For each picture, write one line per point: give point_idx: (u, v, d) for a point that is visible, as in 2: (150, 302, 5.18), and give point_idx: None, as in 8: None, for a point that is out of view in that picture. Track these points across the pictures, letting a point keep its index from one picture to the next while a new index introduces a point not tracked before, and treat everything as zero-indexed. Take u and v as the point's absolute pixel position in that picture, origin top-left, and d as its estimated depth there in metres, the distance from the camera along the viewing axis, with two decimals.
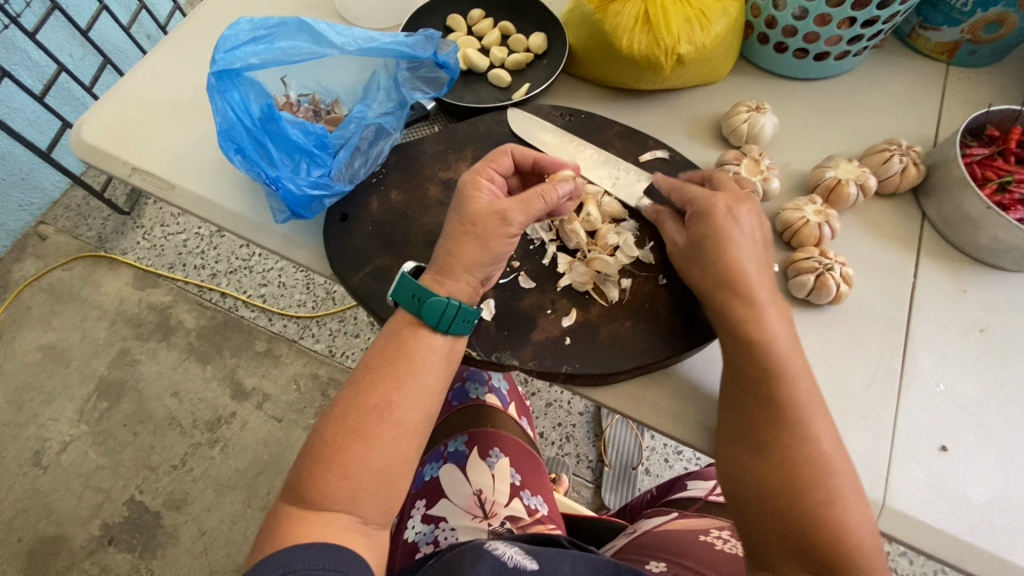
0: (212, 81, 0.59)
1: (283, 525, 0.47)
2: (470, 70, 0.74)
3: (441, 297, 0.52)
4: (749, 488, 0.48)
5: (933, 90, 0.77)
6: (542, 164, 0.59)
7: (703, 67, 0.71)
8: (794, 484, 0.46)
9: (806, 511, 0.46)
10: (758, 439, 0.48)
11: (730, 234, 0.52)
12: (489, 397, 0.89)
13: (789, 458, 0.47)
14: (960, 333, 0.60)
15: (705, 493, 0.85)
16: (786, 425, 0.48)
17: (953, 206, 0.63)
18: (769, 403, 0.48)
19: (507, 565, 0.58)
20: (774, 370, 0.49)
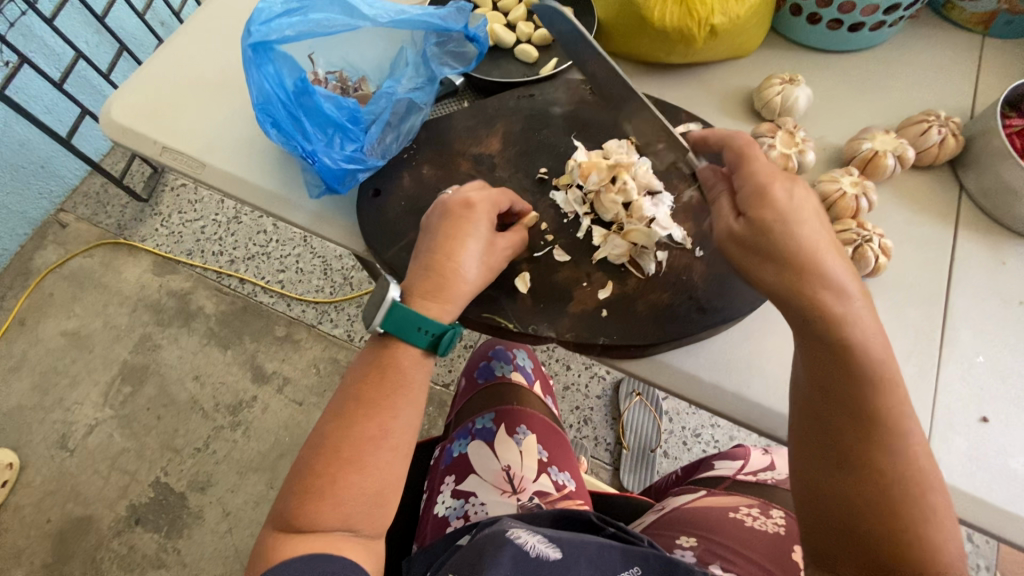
0: (248, 54, 0.59)
1: (320, 496, 0.48)
2: (496, 46, 0.73)
3: (450, 326, 0.53)
4: (829, 502, 0.45)
5: (969, 61, 0.75)
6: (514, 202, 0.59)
7: (734, 40, 0.70)
8: (884, 495, 0.43)
9: (892, 527, 0.43)
10: (845, 446, 0.45)
11: (808, 217, 0.48)
12: (515, 375, 0.90)
13: (878, 472, 0.44)
14: (1000, 306, 0.59)
15: (733, 472, 0.85)
16: (878, 434, 0.44)
17: (993, 177, 0.62)
18: (861, 413, 0.45)
19: (530, 556, 0.57)
20: (867, 378, 0.45)
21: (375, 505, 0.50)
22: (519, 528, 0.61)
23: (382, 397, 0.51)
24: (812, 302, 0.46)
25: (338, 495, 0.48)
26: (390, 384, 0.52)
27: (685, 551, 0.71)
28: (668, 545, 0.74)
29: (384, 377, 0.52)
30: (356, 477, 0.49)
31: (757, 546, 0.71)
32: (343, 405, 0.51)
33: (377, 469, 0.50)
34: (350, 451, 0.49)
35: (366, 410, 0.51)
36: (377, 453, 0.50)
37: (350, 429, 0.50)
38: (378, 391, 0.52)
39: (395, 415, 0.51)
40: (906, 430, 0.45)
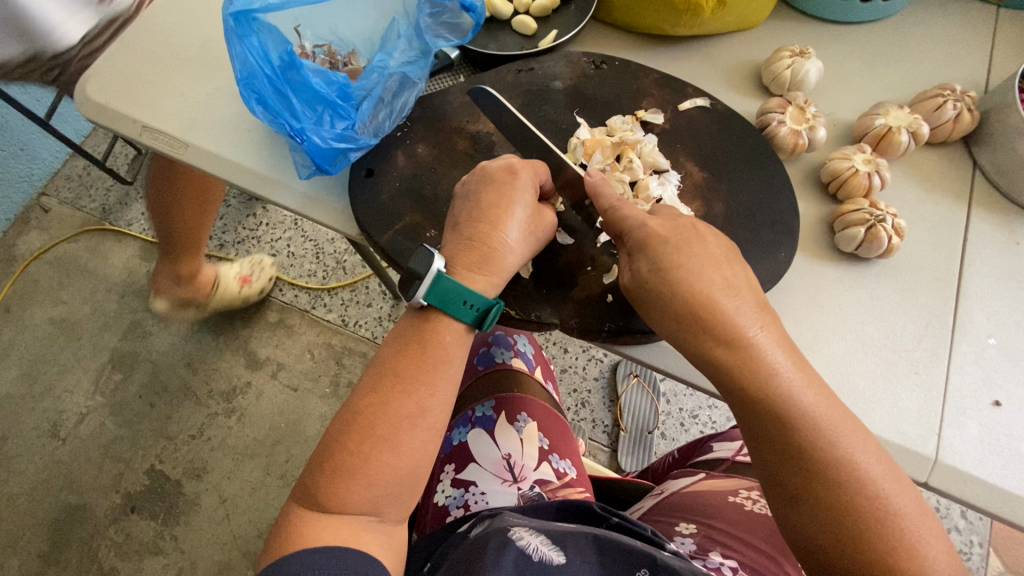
0: (229, 25, 0.53)
1: (349, 476, 0.47)
2: (493, 17, 0.70)
3: (497, 302, 0.51)
4: (799, 539, 0.44)
5: (983, 31, 0.72)
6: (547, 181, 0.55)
7: (744, 10, 0.67)
8: (840, 531, 0.42)
9: (861, 561, 0.41)
10: (785, 484, 0.44)
11: (686, 252, 0.48)
12: (515, 361, 0.88)
13: (828, 505, 0.42)
14: (1012, 286, 0.58)
15: (732, 453, 0.83)
16: (810, 465, 0.43)
17: (1008, 154, 0.60)
18: (791, 446, 0.44)
19: (532, 559, 0.56)
20: (783, 410, 0.44)
21: (402, 488, 0.49)
22: (523, 526, 0.60)
23: (421, 373, 0.50)
24: (709, 347, 0.46)
25: (369, 476, 0.47)
26: (432, 361, 0.50)
27: (684, 539, 0.71)
28: (668, 532, 0.74)
29: (404, 356, 0.51)
30: (390, 457, 0.48)
31: (759, 531, 0.70)
32: (380, 381, 0.50)
33: (410, 452, 0.49)
34: (386, 429, 0.48)
35: (406, 386, 0.49)
36: (413, 433, 0.49)
37: (384, 407, 0.49)
38: (410, 367, 0.50)
39: (435, 392, 0.50)
40: (844, 456, 0.43)
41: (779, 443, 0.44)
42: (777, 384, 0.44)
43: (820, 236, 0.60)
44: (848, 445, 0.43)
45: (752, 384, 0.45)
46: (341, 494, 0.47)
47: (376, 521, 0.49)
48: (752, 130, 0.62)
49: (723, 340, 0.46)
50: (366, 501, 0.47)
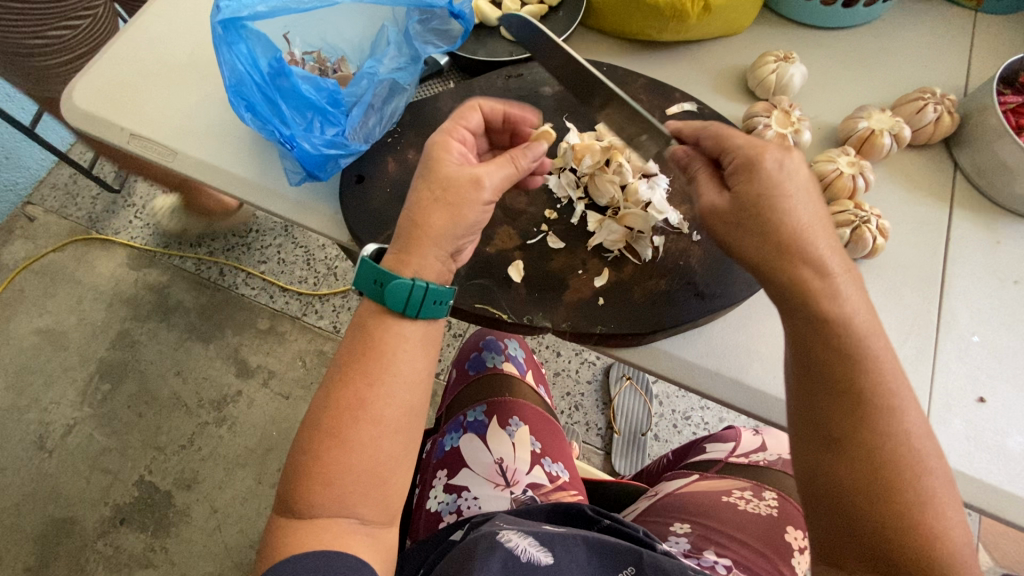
0: (218, 32, 0.54)
1: (308, 479, 0.45)
2: (482, 24, 0.70)
3: (405, 279, 0.46)
4: (828, 487, 0.42)
5: (960, 35, 0.74)
6: (510, 116, 0.55)
7: (729, 15, 0.68)
8: (879, 478, 0.41)
9: (892, 513, 0.40)
10: (830, 428, 0.42)
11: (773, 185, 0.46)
12: (507, 365, 0.88)
13: (872, 452, 0.41)
14: (994, 284, 0.59)
15: (725, 455, 0.83)
16: (865, 410, 0.41)
17: (987, 155, 0.61)
18: (848, 388, 0.42)
19: (521, 560, 0.56)
20: (846, 350, 0.42)
21: (370, 486, 0.46)
22: (512, 530, 0.60)
23: (357, 361, 0.47)
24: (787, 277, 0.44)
25: (324, 477, 0.45)
26: (363, 349, 0.47)
27: (679, 539, 0.71)
28: (661, 532, 0.74)
29: (354, 344, 0.48)
30: (338, 453, 0.45)
31: (750, 528, 0.71)
32: (329, 376, 0.48)
33: (362, 446, 0.46)
34: (330, 425, 0.46)
35: (349, 376, 0.47)
36: (358, 427, 0.46)
37: (327, 399, 0.47)
38: (354, 357, 0.47)
39: (372, 382, 0.46)
40: (897, 410, 0.41)
41: (839, 383, 0.42)
42: (842, 323, 0.43)
43: None
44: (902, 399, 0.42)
45: (816, 328, 0.43)
46: (306, 498, 0.45)
47: (358, 523, 0.46)
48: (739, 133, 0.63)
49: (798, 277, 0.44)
50: (331, 500, 0.45)
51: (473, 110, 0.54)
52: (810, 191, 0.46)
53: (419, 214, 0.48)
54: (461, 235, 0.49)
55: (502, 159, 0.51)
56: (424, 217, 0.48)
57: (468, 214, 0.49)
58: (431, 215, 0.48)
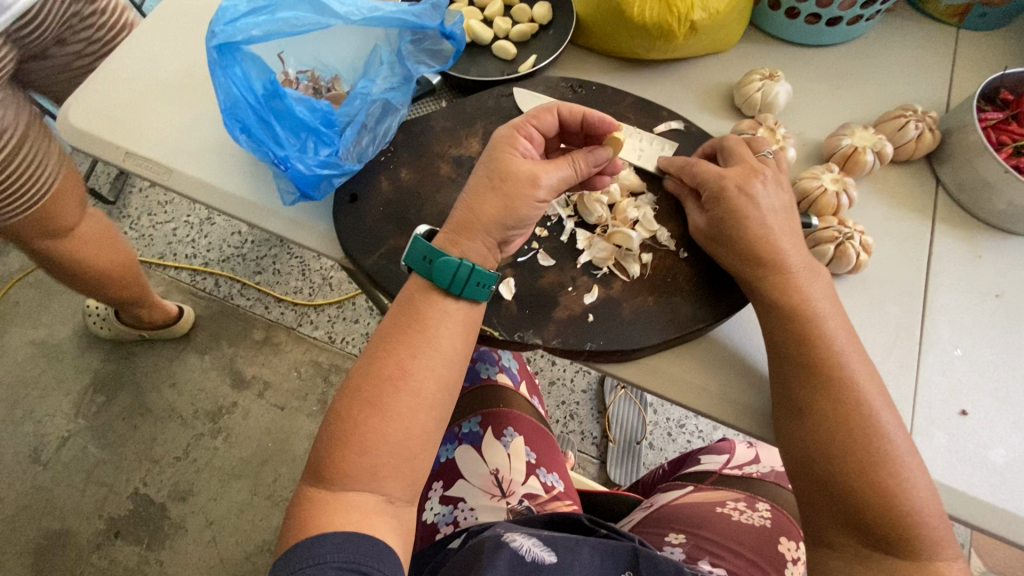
0: (213, 57, 0.55)
1: (343, 445, 0.48)
2: (473, 43, 0.72)
3: (454, 258, 0.50)
4: (805, 454, 0.48)
5: (945, 48, 0.74)
6: (589, 119, 0.57)
7: (714, 35, 0.69)
8: (849, 443, 0.47)
9: (860, 473, 0.46)
10: (804, 400, 0.49)
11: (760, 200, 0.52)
12: (501, 376, 0.86)
13: (842, 420, 0.47)
14: (975, 298, 0.60)
15: (719, 466, 0.84)
16: (832, 384, 0.48)
17: (968, 171, 0.62)
18: (817, 364, 0.49)
19: (525, 560, 0.58)
20: (811, 333, 0.49)
21: (400, 459, 0.49)
22: (516, 531, 0.61)
23: (402, 335, 0.51)
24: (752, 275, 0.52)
25: (361, 443, 0.48)
26: (408, 322, 0.51)
27: (675, 549, 0.72)
28: (657, 542, 0.74)
29: (400, 318, 0.52)
30: (377, 421, 0.48)
31: (745, 540, 0.72)
32: (372, 347, 0.52)
33: (398, 416, 0.49)
34: (372, 392, 0.49)
35: (392, 348, 0.50)
36: (397, 397, 0.49)
37: (369, 368, 0.50)
38: (400, 329, 0.51)
39: (415, 354, 0.50)
40: (872, 408, 0.48)
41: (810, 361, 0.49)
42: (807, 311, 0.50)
43: None
44: (876, 398, 0.48)
45: (791, 338, 0.50)
46: (343, 466, 0.47)
47: (386, 501, 0.49)
48: None
49: (776, 288, 0.51)
50: (365, 473, 0.48)
51: (551, 114, 0.56)
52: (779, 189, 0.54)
53: (475, 204, 0.52)
54: (512, 226, 0.52)
55: (563, 160, 0.54)
56: (468, 216, 0.52)
57: (520, 206, 0.51)
58: (487, 205, 0.51)
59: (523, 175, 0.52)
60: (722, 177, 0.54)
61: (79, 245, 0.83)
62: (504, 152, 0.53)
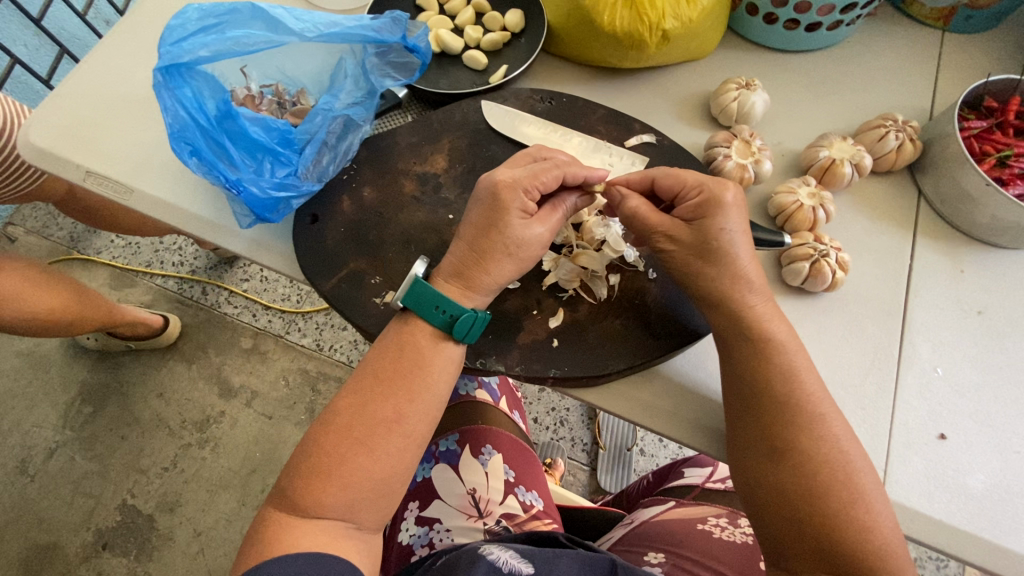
0: (160, 78, 0.55)
1: (323, 477, 0.46)
2: (443, 52, 0.69)
3: (470, 309, 0.50)
4: (774, 494, 0.47)
5: (930, 52, 0.72)
6: (589, 182, 0.54)
7: (689, 43, 0.67)
8: (816, 481, 0.45)
9: (829, 513, 0.45)
10: (772, 437, 0.47)
11: (729, 214, 0.49)
12: (479, 393, 0.85)
13: (810, 458, 0.46)
14: (958, 316, 0.58)
15: (702, 480, 0.83)
16: (801, 419, 0.47)
17: (950, 183, 0.60)
18: (787, 400, 0.47)
19: (502, 571, 0.54)
20: (775, 365, 0.48)
21: (378, 493, 0.47)
22: (494, 545, 0.58)
23: (399, 376, 0.49)
24: (729, 301, 0.49)
25: (343, 478, 0.46)
26: (407, 364, 0.49)
27: (653, 569, 0.69)
28: (636, 560, 0.72)
29: (399, 358, 0.50)
30: (365, 460, 0.47)
31: (726, 558, 0.69)
32: (361, 382, 0.50)
33: (388, 456, 0.47)
34: (363, 432, 0.47)
35: (386, 389, 0.49)
36: (389, 438, 0.47)
37: (360, 406, 0.48)
38: (398, 370, 0.49)
39: (413, 399, 0.49)
40: (835, 437, 0.47)
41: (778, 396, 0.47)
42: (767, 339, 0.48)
43: (767, 270, 0.60)
44: (839, 427, 0.47)
45: (755, 370, 0.48)
46: (318, 496, 0.45)
47: (354, 528, 0.47)
48: (698, 165, 0.63)
49: (751, 310, 0.49)
50: (338, 503, 0.46)
51: (555, 170, 0.52)
52: (744, 211, 0.51)
53: (481, 261, 0.50)
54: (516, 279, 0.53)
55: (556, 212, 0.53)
56: (479, 275, 0.50)
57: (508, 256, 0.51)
58: (499, 268, 0.51)
59: (531, 237, 0.51)
60: (699, 187, 0.51)
61: (8, 296, 0.86)
62: (508, 213, 0.50)
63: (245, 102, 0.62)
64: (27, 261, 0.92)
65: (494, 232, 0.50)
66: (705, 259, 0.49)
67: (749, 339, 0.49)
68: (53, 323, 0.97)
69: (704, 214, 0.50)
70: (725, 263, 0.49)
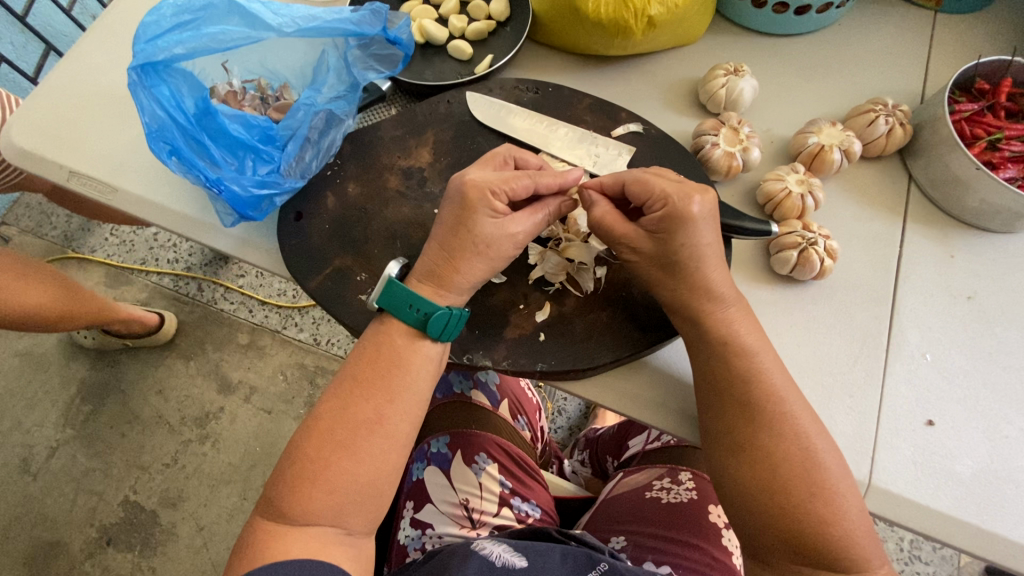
0: (135, 77, 0.55)
1: (309, 483, 0.46)
2: (427, 42, 0.68)
3: (444, 307, 0.49)
4: (734, 488, 0.47)
5: (923, 33, 0.71)
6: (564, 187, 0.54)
7: (676, 28, 0.66)
8: (774, 474, 0.46)
9: (787, 506, 0.45)
10: (733, 432, 0.48)
11: (695, 224, 0.49)
12: (476, 394, 0.78)
13: (769, 452, 0.46)
14: (947, 301, 0.58)
15: (642, 446, 0.82)
16: (763, 416, 0.47)
17: (941, 167, 0.59)
18: (751, 402, 0.47)
19: (496, 565, 0.55)
20: (755, 363, 0.48)
21: (363, 496, 0.47)
22: (487, 539, 0.58)
23: (375, 376, 0.49)
24: (714, 296, 0.49)
25: (326, 483, 0.46)
26: (383, 363, 0.49)
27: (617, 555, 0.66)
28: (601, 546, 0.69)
29: (372, 358, 0.50)
30: (348, 462, 0.47)
31: (674, 520, 0.67)
32: (341, 387, 0.50)
33: (370, 458, 0.47)
34: (346, 435, 0.47)
35: (363, 389, 0.49)
36: (371, 439, 0.48)
37: (336, 409, 0.48)
38: (362, 370, 0.49)
39: (392, 400, 0.49)
40: (802, 433, 0.47)
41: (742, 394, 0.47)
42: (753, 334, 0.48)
43: (756, 258, 0.60)
44: (805, 422, 0.47)
45: (741, 363, 0.48)
46: (305, 503, 0.45)
47: (345, 534, 0.47)
48: (686, 154, 0.62)
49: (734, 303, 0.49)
50: (327, 509, 0.46)
51: (526, 180, 0.51)
52: (711, 221, 0.50)
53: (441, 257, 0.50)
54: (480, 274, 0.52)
55: (539, 212, 0.53)
56: (441, 269, 0.50)
57: (486, 254, 0.50)
58: (470, 267, 0.50)
59: (502, 235, 0.50)
60: (665, 198, 0.49)
61: (3, 291, 0.86)
62: (480, 213, 0.50)
63: (226, 98, 0.61)
64: (14, 256, 0.91)
65: (463, 231, 0.50)
66: (692, 252, 0.49)
67: (734, 331, 0.48)
68: (48, 318, 0.97)
69: (672, 221, 0.49)
70: (707, 256, 0.49)
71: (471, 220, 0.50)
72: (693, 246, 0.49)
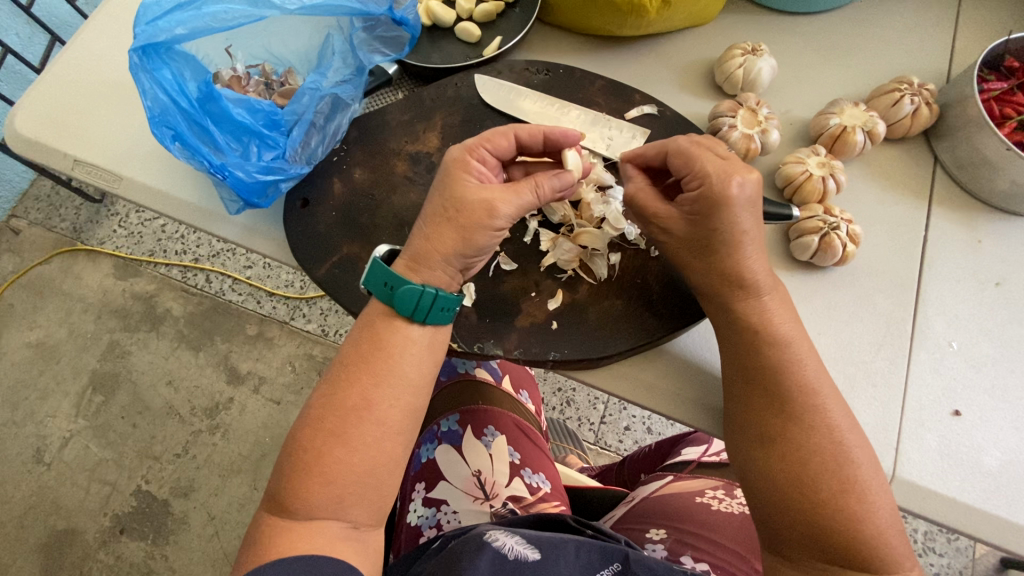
0: (137, 59, 0.53)
1: (310, 475, 0.45)
2: (435, 25, 0.65)
3: (415, 284, 0.47)
4: (758, 481, 0.46)
5: (950, 10, 0.68)
6: (552, 139, 0.52)
7: (692, 7, 0.63)
8: (804, 468, 0.44)
9: (816, 503, 0.44)
10: (763, 425, 0.46)
11: (736, 209, 0.46)
12: (479, 371, 0.78)
13: (798, 444, 0.45)
14: (975, 288, 0.56)
15: (698, 456, 0.78)
16: (792, 411, 0.45)
17: (969, 149, 0.57)
18: (781, 394, 0.45)
19: (508, 559, 0.53)
20: (775, 354, 0.46)
21: (366, 489, 0.46)
22: (498, 529, 0.57)
23: (374, 366, 0.47)
24: (731, 284, 0.47)
25: (326, 475, 0.45)
26: (383, 354, 0.48)
27: (655, 547, 0.66)
28: (637, 539, 0.68)
29: (370, 347, 0.48)
30: (348, 455, 0.45)
31: (725, 530, 0.66)
32: (339, 375, 0.48)
33: (375, 450, 0.46)
34: (342, 425, 0.46)
35: (360, 378, 0.47)
36: (365, 429, 0.46)
37: (339, 400, 0.47)
38: (363, 359, 0.48)
39: (387, 386, 0.47)
40: (823, 431, 0.45)
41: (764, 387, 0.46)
42: (772, 323, 0.47)
43: (774, 244, 0.58)
44: (836, 416, 0.45)
45: (760, 354, 0.46)
46: (308, 497, 0.44)
47: (350, 528, 0.46)
48: None
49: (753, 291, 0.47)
50: (330, 502, 0.45)
51: (507, 135, 0.51)
52: (754, 205, 0.46)
53: (431, 234, 0.48)
54: (472, 256, 0.49)
55: (524, 186, 0.49)
56: (449, 258, 0.48)
57: (494, 238, 0.49)
58: (442, 237, 0.48)
59: (493, 210, 0.48)
60: (702, 179, 0.47)
61: None
62: (458, 177, 0.49)
63: (230, 83, 0.60)
64: None
65: (466, 215, 0.48)
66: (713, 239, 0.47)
67: (750, 320, 0.47)
68: None
69: (707, 203, 0.46)
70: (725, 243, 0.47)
71: (464, 195, 0.48)
72: (713, 234, 0.46)
